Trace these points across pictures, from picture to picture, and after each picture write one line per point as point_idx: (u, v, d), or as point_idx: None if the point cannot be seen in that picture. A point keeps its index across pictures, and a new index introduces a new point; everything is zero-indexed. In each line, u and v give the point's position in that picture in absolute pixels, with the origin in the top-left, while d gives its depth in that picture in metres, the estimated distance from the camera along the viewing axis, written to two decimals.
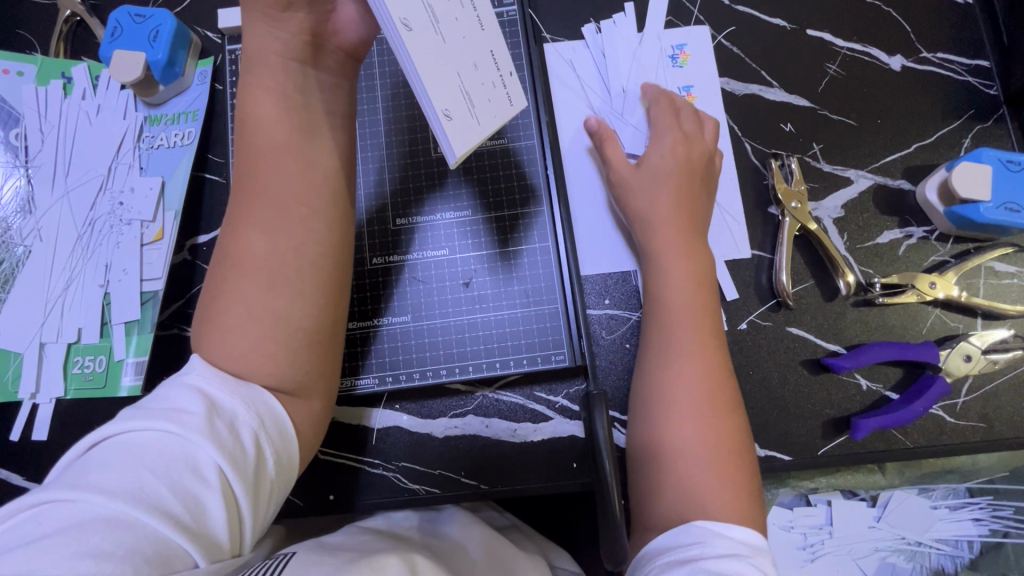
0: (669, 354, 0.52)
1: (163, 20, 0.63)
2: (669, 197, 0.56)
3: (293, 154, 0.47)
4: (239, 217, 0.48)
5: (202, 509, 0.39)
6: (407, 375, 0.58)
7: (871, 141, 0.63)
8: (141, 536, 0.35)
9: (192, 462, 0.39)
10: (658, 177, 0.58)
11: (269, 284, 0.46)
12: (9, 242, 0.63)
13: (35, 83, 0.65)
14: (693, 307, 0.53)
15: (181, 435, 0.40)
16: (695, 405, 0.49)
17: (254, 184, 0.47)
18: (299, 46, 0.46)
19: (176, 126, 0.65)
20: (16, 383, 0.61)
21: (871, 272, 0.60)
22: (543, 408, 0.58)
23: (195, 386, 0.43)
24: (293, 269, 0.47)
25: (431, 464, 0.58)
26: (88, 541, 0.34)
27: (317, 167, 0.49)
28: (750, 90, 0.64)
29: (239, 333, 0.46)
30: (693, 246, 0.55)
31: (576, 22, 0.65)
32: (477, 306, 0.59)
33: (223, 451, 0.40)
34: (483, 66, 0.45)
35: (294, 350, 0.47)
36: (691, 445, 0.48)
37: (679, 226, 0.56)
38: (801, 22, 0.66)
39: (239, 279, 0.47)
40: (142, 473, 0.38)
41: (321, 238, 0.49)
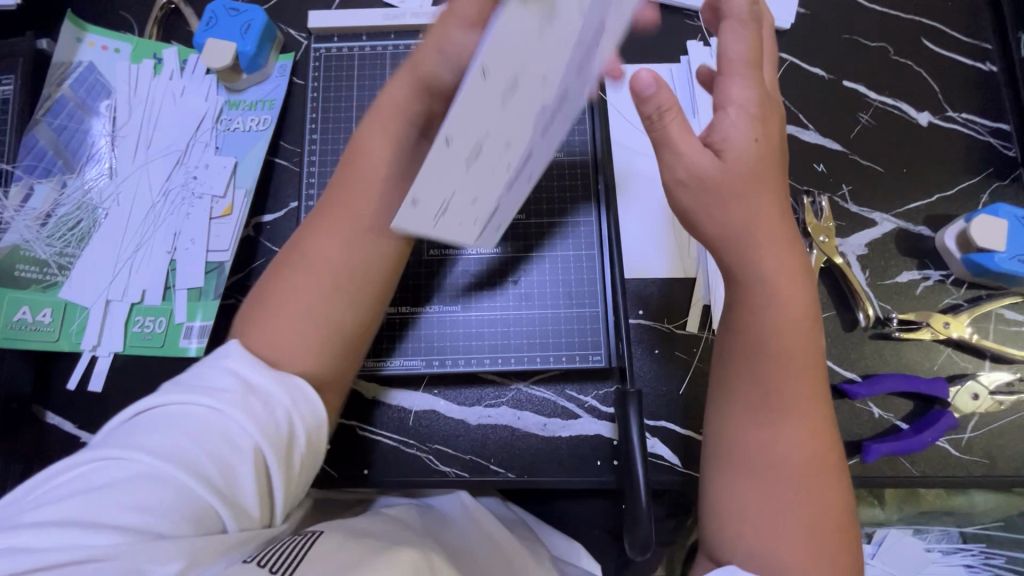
0: (776, 383, 0.47)
1: (255, 16, 0.68)
2: (774, 199, 0.46)
3: (380, 175, 0.48)
4: (321, 220, 0.49)
5: (236, 478, 0.39)
6: (452, 361, 0.61)
7: (896, 187, 0.68)
8: (185, 501, 0.36)
9: (233, 436, 0.39)
10: (756, 155, 0.44)
11: (336, 288, 0.47)
12: (88, 203, 0.66)
13: (129, 61, 0.70)
14: (792, 348, 0.47)
15: (217, 408, 0.40)
16: (804, 458, 0.45)
17: (342, 193, 0.49)
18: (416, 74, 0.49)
19: (253, 112, 0.70)
20: (79, 335, 0.64)
21: (888, 308, 0.65)
22: (573, 407, 0.62)
23: (231, 367, 0.43)
24: (357, 278, 0.48)
25: (463, 449, 0.62)
26: (136, 502, 0.35)
27: (397, 187, 0.48)
28: (787, 131, 0.69)
29: (297, 322, 0.46)
30: (795, 262, 0.47)
31: (634, 57, 0.72)
32: (523, 303, 0.62)
33: (261, 427, 0.40)
34: (483, 197, 0.40)
35: (335, 348, 0.48)
36: (779, 499, 0.44)
37: (769, 237, 0.46)
38: (838, 74, 0.71)
39: (307, 275, 0.47)
40: (183, 439, 0.38)
41: (387, 257, 0.50)
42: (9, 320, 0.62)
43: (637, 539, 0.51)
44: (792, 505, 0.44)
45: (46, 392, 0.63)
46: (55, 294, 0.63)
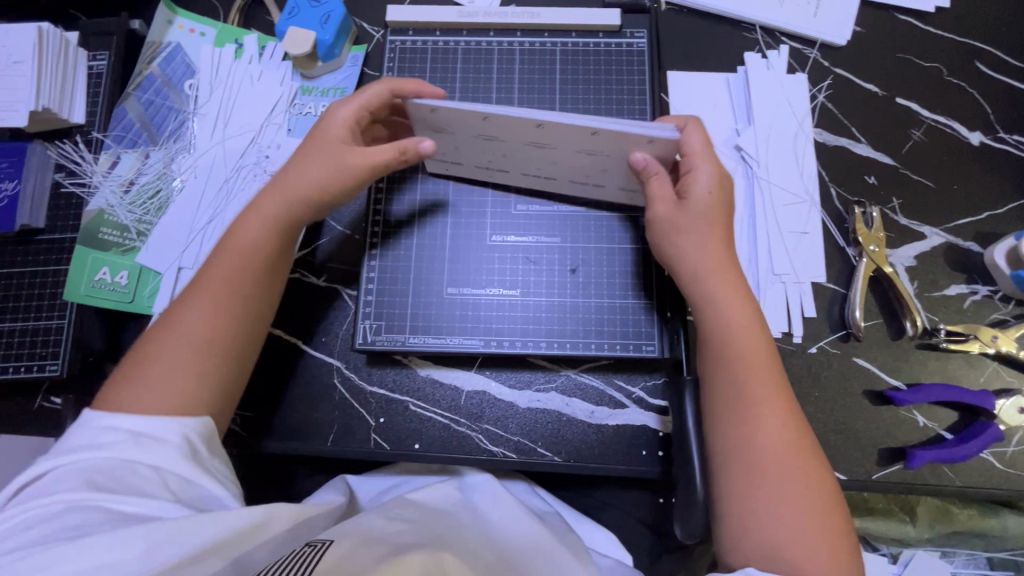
0: (736, 392, 0.51)
1: (335, 8, 0.72)
2: (713, 240, 0.55)
3: (246, 245, 0.56)
4: (192, 295, 0.54)
5: (157, 491, 0.44)
6: (509, 343, 0.61)
7: (946, 203, 0.69)
8: (113, 516, 0.42)
9: (140, 468, 0.45)
10: (704, 217, 0.55)
11: (206, 353, 0.52)
12: (168, 174, 0.69)
13: (212, 44, 0.74)
14: (758, 355, 0.53)
15: (115, 454, 0.45)
16: (782, 451, 0.49)
17: (220, 261, 0.55)
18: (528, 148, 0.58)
19: (325, 98, 0.73)
20: (152, 300, 0.66)
21: (936, 320, 0.66)
22: (621, 397, 0.64)
23: (118, 421, 0.47)
24: (227, 338, 0.53)
25: (511, 431, 0.64)
26: (66, 528, 0.41)
27: (271, 249, 0.56)
28: (840, 143, 0.71)
29: (160, 387, 0.49)
30: (740, 284, 0.55)
31: (693, 65, 0.74)
32: (581, 291, 0.62)
33: (163, 453, 0.46)
34: (469, 154, 0.61)
35: (225, 353, 0.53)
36: (765, 500, 0.48)
37: (722, 269, 0.55)
38: (892, 91, 0.73)
39: (176, 345, 0.51)
40: (92, 486, 0.43)
41: (258, 307, 0.55)
42: (88, 279, 0.64)
43: (687, 517, 0.53)
44: (813, 499, 0.47)
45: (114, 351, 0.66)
46: (133, 258, 0.66)
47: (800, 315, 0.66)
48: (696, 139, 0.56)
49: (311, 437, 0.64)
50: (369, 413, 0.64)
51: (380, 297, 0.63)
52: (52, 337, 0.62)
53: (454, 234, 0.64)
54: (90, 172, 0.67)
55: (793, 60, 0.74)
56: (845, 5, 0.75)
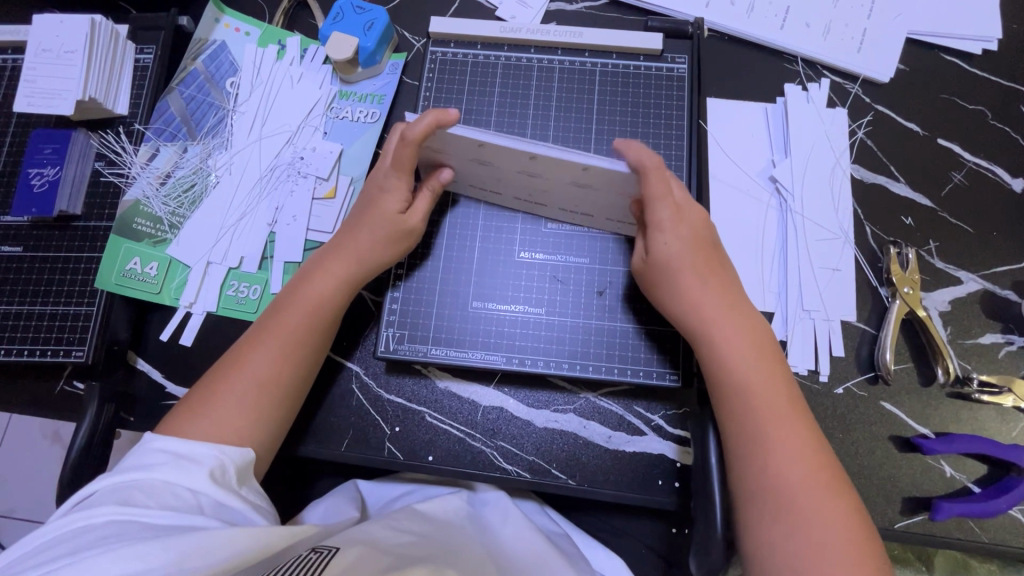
0: (750, 429, 0.51)
1: (379, 15, 0.72)
2: (697, 281, 0.55)
3: (314, 301, 0.57)
4: (258, 337, 0.56)
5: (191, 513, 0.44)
6: (531, 362, 0.61)
7: (984, 249, 0.68)
8: (148, 529, 0.42)
9: (177, 489, 0.45)
10: (675, 262, 0.55)
11: (262, 394, 0.54)
12: (204, 169, 0.70)
13: (256, 44, 0.75)
14: (760, 378, 0.52)
15: (155, 475, 0.45)
16: (801, 485, 0.48)
17: (287, 311, 0.57)
18: (509, 181, 0.59)
19: (363, 104, 0.74)
20: (178, 291, 0.67)
21: (969, 368, 0.64)
22: (639, 423, 0.63)
23: (159, 444, 0.47)
24: (284, 382, 0.55)
25: (527, 450, 0.63)
26: (103, 541, 0.41)
27: (333, 305, 0.58)
28: (878, 181, 0.70)
29: (218, 419, 0.51)
30: (737, 308, 0.55)
31: (732, 94, 0.74)
32: (607, 315, 0.61)
33: (199, 475, 0.46)
34: (488, 183, 0.61)
35: (280, 389, 0.55)
36: (800, 536, 0.46)
37: (716, 300, 0.55)
38: (934, 132, 0.72)
39: (237, 384, 0.53)
40: (131, 503, 0.43)
41: (314, 356, 0.57)
42: (119, 268, 0.65)
43: (706, 549, 0.50)
44: (828, 523, 0.46)
45: (140, 341, 0.66)
46: (164, 250, 0.67)
47: (827, 354, 0.65)
48: (655, 183, 0.52)
49: (326, 441, 0.64)
50: (385, 421, 0.64)
51: (405, 304, 0.62)
52: (80, 323, 0.63)
53: (483, 247, 0.64)
54: (130, 163, 0.67)
55: (834, 95, 0.74)
56: (890, 41, 0.74)
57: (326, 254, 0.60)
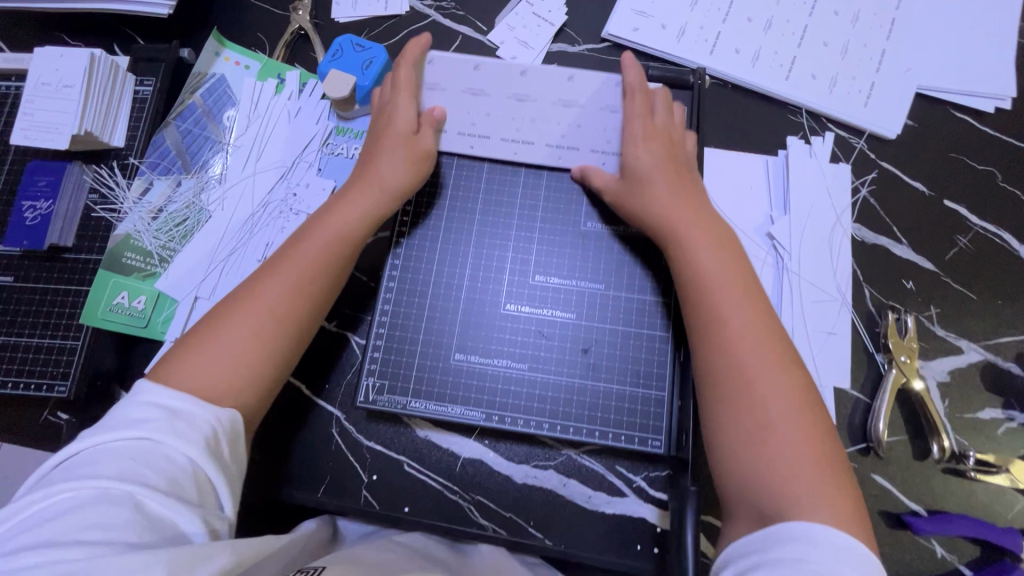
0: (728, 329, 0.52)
1: (378, 54, 0.72)
2: (669, 188, 0.58)
3: (331, 234, 0.58)
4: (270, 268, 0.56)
5: (183, 485, 0.43)
6: (511, 419, 0.60)
7: (988, 317, 0.66)
8: (135, 511, 0.41)
9: (168, 453, 0.44)
10: (656, 171, 0.59)
11: (275, 325, 0.53)
12: (197, 203, 0.70)
13: (255, 78, 0.75)
14: (742, 286, 0.53)
15: (149, 438, 0.44)
16: (783, 384, 0.49)
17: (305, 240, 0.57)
18: (496, 117, 0.66)
19: (358, 141, 0.74)
20: (165, 326, 0.66)
21: (965, 444, 0.62)
22: (620, 484, 0.61)
23: (156, 399, 0.47)
24: (297, 314, 0.55)
25: (505, 506, 0.62)
26: (88, 521, 0.39)
27: (350, 241, 0.58)
28: (879, 241, 0.68)
29: (225, 348, 0.51)
30: (716, 224, 0.57)
31: (732, 144, 0.72)
32: (590, 374, 0.60)
33: (192, 443, 0.45)
34: (476, 127, 0.66)
35: (282, 320, 0.54)
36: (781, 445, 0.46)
37: (689, 208, 0.57)
38: (940, 192, 0.70)
39: (247, 314, 0.52)
40: (125, 468, 0.43)
41: (326, 291, 0.57)
42: (106, 303, 0.65)
43: None
44: (795, 423, 0.47)
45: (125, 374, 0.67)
46: (152, 283, 0.67)
47: None
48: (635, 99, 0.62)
49: (304, 485, 0.63)
50: (364, 468, 0.64)
51: (387, 354, 0.62)
52: (64, 357, 0.63)
53: (468, 297, 0.63)
54: (122, 199, 0.68)
55: (837, 148, 0.72)
56: (899, 95, 0.72)
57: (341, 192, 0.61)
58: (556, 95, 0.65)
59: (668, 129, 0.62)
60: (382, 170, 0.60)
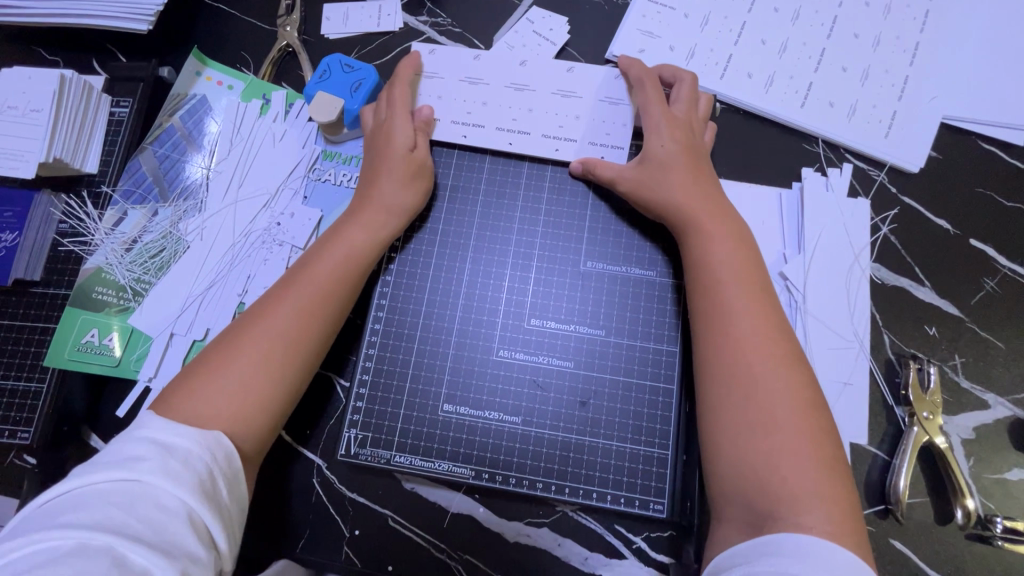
0: (732, 330, 0.50)
1: (368, 75, 0.68)
2: (682, 181, 0.57)
3: (344, 251, 0.56)
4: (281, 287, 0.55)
5: (173, 534, 0.39)
6: (502, 477, 0.55)
7: (1017, 368, 0.61)
8: (117, 564, 0.36)
9: (159, 496, 0.40)
10: (666, 164, 0.58)
11: (287, 342, 0.52)
12: (174, 233, 0.66)
13: (238, 99, 0.71)
14: (749, 296, 0.51)
15: (137, 479, 0.40)
16: (791, 393, 0.47)
17: (317, 258, 0.56)
18: (495, 112, 0.65)
19: (346, 166, 0.70)
20: (138, 364, 0.63)
21: (991, 507, 0.58)
22: (619, 545, 0.57)
23: (151, 435, 0.43)
24: (307, 333, 0.53)
25: (496, 567, 0.58)
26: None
27: (366, 260, 0.57)
28: (900, 283, 0.64)
29: (234, 380, 0.49)
30: (729, 227, 0.55)
31: (744, 172, 0.68)
32: (588, 429, 0.56)
33: (186, 485, 0.41)
34: (471, 114, 0.66)
35: (293, 337, 0.52)
36: (788, 452, 0.44)
37: (702, 205, 0.56)
38: (966, 230, 0.65)
39: (257, 333, 0.51)
40: (110, 512, 0.38)
41: (339, 312, 0.55)
42: (75, 340, 0.62)
43: None
44: (800, 429, 0.45)
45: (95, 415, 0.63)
46: (126, 319, 0.63)
47: None
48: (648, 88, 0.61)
49: (282, 539, 0.59)
50: (345, 522, 0.60)
51: (371, 403, 0.58)
52: (28, 401, 0.60)
53: (459, 343, 0.59)
54: (93, 230, 0.64)
55: (856, 180, 0.67)
56: (923, 124, 0.68)
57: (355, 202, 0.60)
58: (555, 87, 0.65)
59: (687, 120, 0.61)
60: (394, 184, 0.59)
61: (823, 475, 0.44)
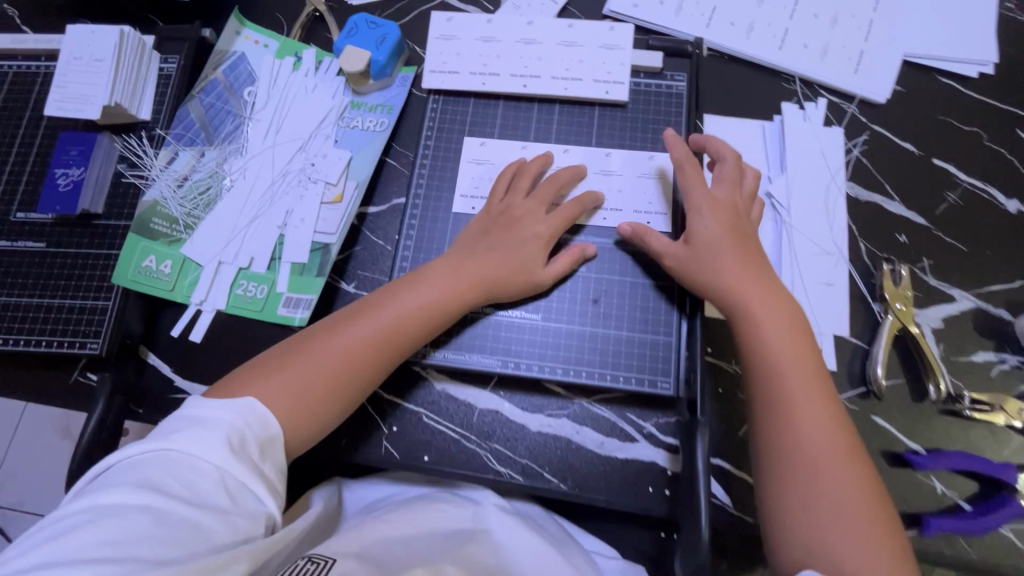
0: (790, 405, 0.52)
1: (391, 30, 0.75)
2: (732, 261, 0.59)
3: (418, 303, 0.59)
4: (358, 313, 0.58)
5: (208, 493, 0.45)
6: (525, 365, 0.65)
7: (978, 267, 0.69)
8: (160, 519, 0.43)
9: (195, 460, 0.46)
10: (714, 245, 0.60)
11: (342, 369, 0.56)
12: (220, 173, 0.73)
13: (273, 56, 0.78)
14: (803, 370, 0.54)
15: (175, 449, 0.46)
16: (840, 460, 0.50)
17: (384, 303, 0.59)
18: (511, 63, 0.73)
19: (373, 114, 0.76)
20: (190, 289, 0.69)
21: (961, 385, 0.65)
22: (632, 431, 0.64)
23: (189, 412, 0.49)
24: (361, 367, 0.56)
25: (521, 453, 0.64)
26: (112, 535, 0.41)
27: (436, 316, 0.60)
28: (873, 199, 0.72)
29: (286, 385, 0.53)
30: (780, 303, 0.58)
31: (731, 107, 0.76)
32: (599, 321, 0.65)
33: (218, 448, 0.46)
34: (487, 68, 0.74)
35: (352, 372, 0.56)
36: (842, 520, 0.48)
37: (756, 289, 0.58)
38: (929, 152, 0.73)
39: (314, 359, 0.55)
40: (155, 475, 0.45)
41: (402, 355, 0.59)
42: (135, 264, 0.68)
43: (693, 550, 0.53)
44: (855, 497, 0.49)
45: (151, 337, 0.69)
46: (177, 249, 0.70)
47: None
48: (694, 173, 0.63)
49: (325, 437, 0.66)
50: (383, 421, 0.66)
51: None
52: (96, 316, 0.67)
53: None
54: (150, 166, 0.71)
55: (830, 113, 0.75)
56: (887, 61, 0.76)
57: (455, 259, 0.62)
58: (562, 38, 0.73)
59: (733, 202, 0.63)
60: (502, 261, 0.62)
61: (874, 542, 0.47)
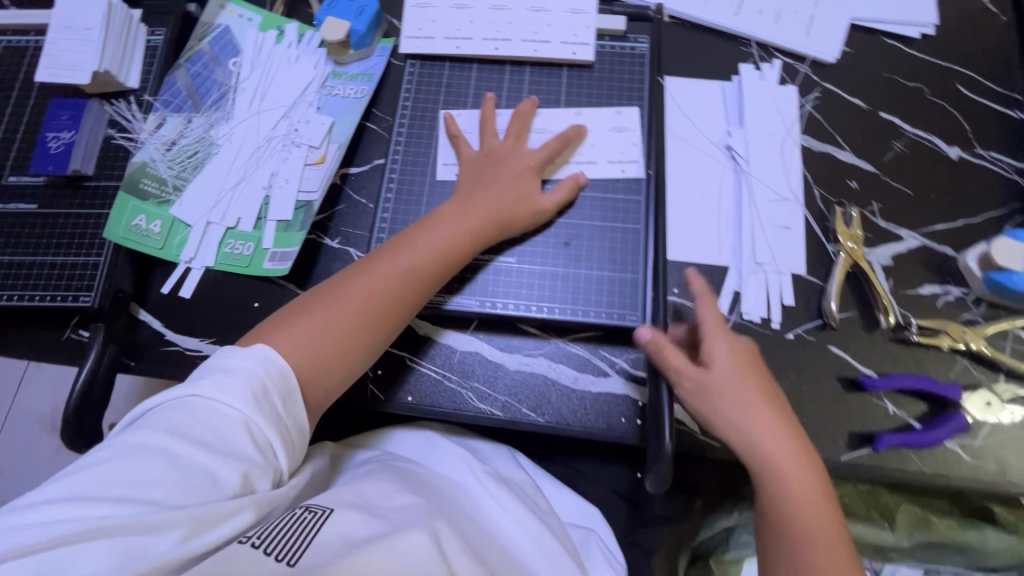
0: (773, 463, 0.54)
1: (368, 2, 0.79)
2: (750, 397, 0.56)
3: (436, 243, 0.63)
4: (375, 258, 0.62)
5: (228, 440, 0.47)
6: (502, 304, 0.68)
7: (923, 209, 0.74)
8: (178, 463, 0.45)
9: (217, 408, 0.48)
10: (736, 385, 0.56)
11: (366, 307, 0.59)
12: (207, 138, 0.76)
13: (257, 30, 0.81)
14: (785, 439, 0.54)
15: (203, 394, 0.49)
16: (815, 497, 0.53)
17: (404, 248, 0.62)
18: (484, 30, 0.78)
19: (353, 83, 0.79)
20: (179, 248, 0.72)
21: (910, 316, 0.69)
22: (604, 366, 0.67)
23: (218, 363, 0.51)
24: (386, 306, 0.60)
25: (500, 390, 0.67)
26: (134, 475, 0.44)
27: (452, 254, 0.63)
28: (825, 149, 0.76)
29: (313, 325, 0.57)
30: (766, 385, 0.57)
31: (692, 69, 0.81)
32: (572, 263, 0.69)
33: (242, 397, 0.49)
34: (462, 33, 0.78)
35: (376, 310, 0.59)
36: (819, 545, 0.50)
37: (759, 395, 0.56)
38: (876, 106, 0.79)
39: (340, 300, 0.59)
40: (181, 418, 0.47)
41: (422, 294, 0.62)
42: (126, 224, 0.71)
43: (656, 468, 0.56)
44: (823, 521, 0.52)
45: (143, 294, 0.72)
46: (166, 210, 0.73)
47: (780, 308, 0.70)
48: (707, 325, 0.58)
49: None
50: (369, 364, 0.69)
51: None
52: (88, 273, 0.69)
53: None
54: (140, 130, 0.75)
55: (784, 73, 0.80)
56: (836, 24, 0.81)
57: (465, 203, 0.66)
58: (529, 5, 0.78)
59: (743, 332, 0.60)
60: (505, 200, 0.66)
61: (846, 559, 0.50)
